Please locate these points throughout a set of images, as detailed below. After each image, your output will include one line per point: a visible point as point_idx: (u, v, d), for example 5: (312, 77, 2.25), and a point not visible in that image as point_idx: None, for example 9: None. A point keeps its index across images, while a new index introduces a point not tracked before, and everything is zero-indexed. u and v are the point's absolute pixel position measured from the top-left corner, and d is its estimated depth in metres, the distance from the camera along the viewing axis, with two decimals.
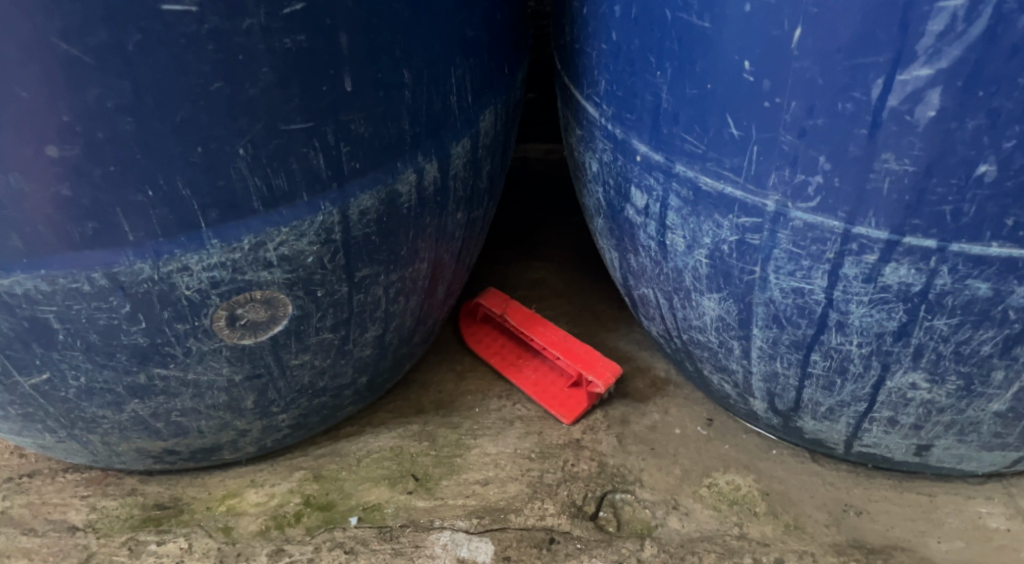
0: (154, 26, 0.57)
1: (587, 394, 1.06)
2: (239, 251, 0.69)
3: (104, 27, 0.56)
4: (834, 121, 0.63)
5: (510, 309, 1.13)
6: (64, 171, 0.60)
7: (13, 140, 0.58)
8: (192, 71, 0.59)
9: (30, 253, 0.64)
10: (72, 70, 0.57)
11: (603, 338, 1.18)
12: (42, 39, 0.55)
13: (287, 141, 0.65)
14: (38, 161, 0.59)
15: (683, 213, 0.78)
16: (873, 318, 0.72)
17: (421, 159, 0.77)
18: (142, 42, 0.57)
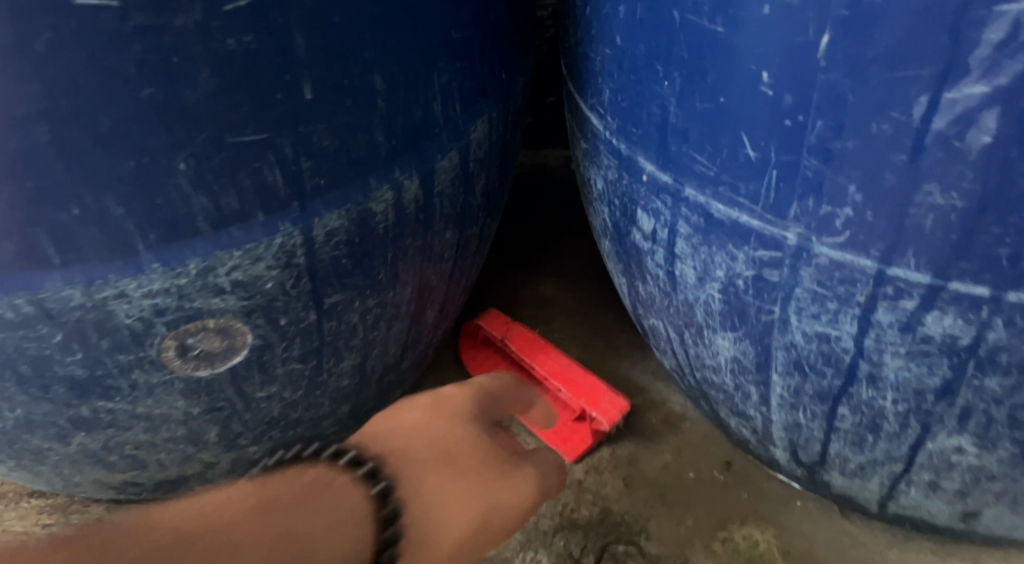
0: (68, 22, 0.49)
1: (591, 431, 0.97)
2: (185, 277, 0.61)
3: (10, 23, 0.49)
4: (868, 145, 0.53)
5: (513, 333, 1.04)
6: None
7: None
8: (117, 75, 0.52)
9: None
10: None
11: (616, 366, 1.09)
12: None
13: (236, 154, 0.57)
14: None
15: (693, 242, 0.69)
16: (911, 373, 0.62)
17: (399, 175, 0.68)
18: (55, 41, 0.50)
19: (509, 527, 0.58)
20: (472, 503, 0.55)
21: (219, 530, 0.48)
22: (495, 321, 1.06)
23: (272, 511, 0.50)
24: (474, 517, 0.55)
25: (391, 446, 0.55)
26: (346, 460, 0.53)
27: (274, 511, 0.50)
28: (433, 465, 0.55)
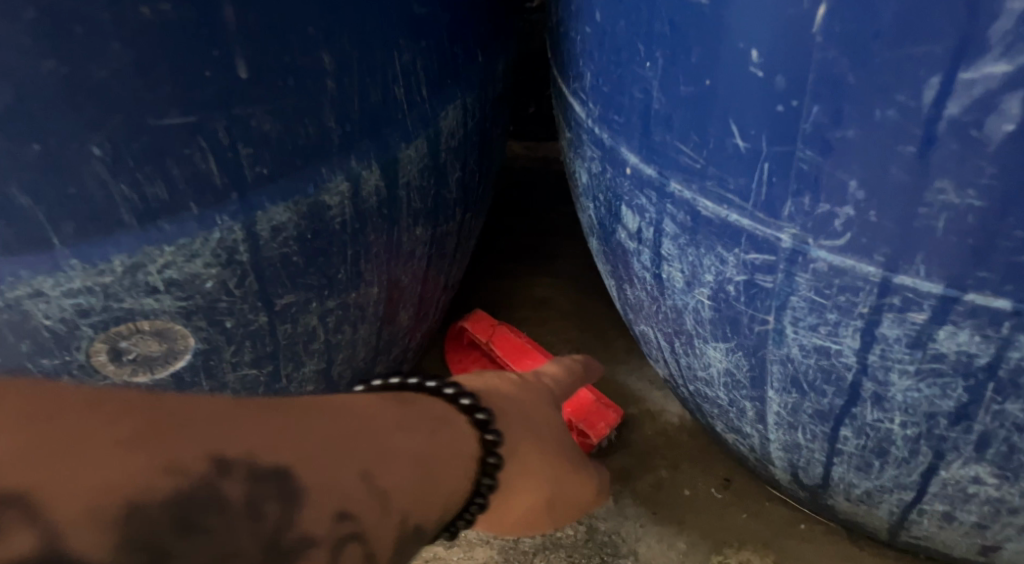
0: None
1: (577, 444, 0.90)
2: (109, 275, 0.56)
3: None
4: (871, 134, 0.46)
5: (497, 338, 0.97)
6: None
7: None
8: (10, 45, 0.46)
9: None
10: None
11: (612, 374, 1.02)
12: None
13: (159, 139, 0.51)
14: None
15: (680, 242, 0.62)
16: (920, 394, 0.55)
17: (355, 164, 0.62)
18: None
19: (546, 518, 0.65)
20: (549, 476, 0.62)
21: (331, 437, 0.43)
22: (478, 325, 0.99)
23: (369, 436, 0.46)
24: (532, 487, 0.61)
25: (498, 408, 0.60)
26: (466, 404, 0.56)
27: (413, 428, 0.50)
28: (527, 432, 0.60)
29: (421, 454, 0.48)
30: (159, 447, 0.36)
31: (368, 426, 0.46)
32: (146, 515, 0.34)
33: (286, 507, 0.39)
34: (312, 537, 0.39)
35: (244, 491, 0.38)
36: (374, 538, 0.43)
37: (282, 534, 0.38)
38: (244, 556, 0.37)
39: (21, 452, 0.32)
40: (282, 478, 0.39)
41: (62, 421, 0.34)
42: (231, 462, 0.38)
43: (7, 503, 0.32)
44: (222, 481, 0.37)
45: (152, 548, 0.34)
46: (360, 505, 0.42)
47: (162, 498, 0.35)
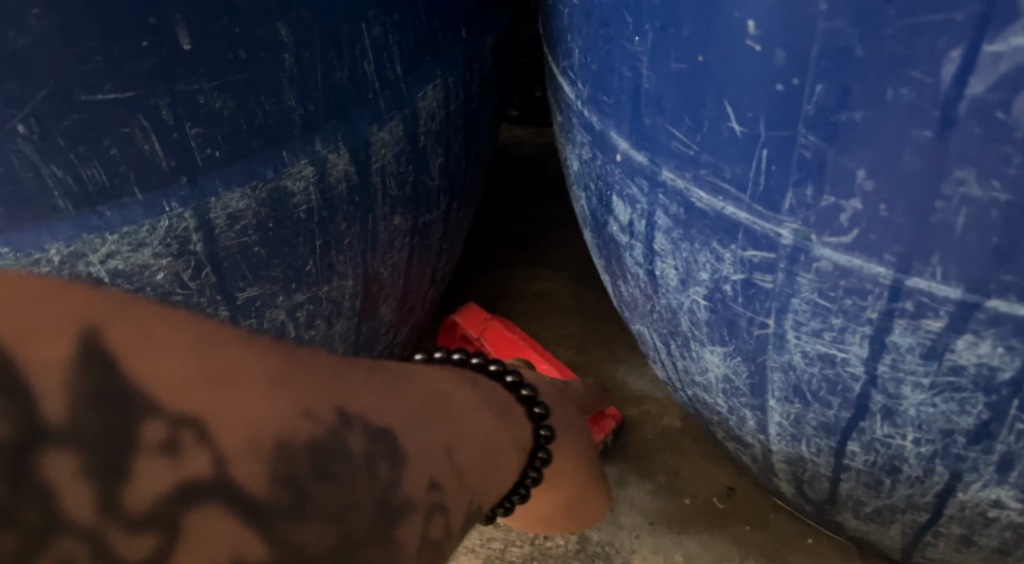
0: None
1: None
2: (46, 265, 0.51)
3: None
4: (880, 116, 0.40)
5: (489, 333, 0.92)
6: None
7: None
8: None
9: None
10: None
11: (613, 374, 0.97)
12: None
13: (92, 116, 0.47)
14: None
15: (673, 237, 0.56)
16: (935, 410, 0.49)
17: (321, 147, 0.57)
18: None
19: (554, 510, 0.70)
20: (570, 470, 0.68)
21: (420, 411, 0.44)
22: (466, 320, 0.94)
23: (450, 416, 0.48)
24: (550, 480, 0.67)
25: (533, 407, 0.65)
26: (524, 394, 0.61)
27: (482, 414, 0.53)
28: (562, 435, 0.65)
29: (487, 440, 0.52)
30: (296, 390, 0.37)
31: (447, 404, 0.49)
32: (287, 454, 0.35)
33: (395, 468, 0.40)
34: (412, 500, 0.41)
35: (367, 447, 0.39)
36: (453, 510, 0.44)
37: (394, 492, 0.39)
38: (364, 510, 0.38)
39: (187, 377, 0.33)
40: (393, 441, 0.40)
41: (213, 351, 0.35)
42: (355, 417, 0.39)
43: (179, 424, 0.32)
44: (348, 434, 0.38)
45: (293, 488, 0.35)
46: (447, 478, 0.44)
47: (303, 441, 0.36)
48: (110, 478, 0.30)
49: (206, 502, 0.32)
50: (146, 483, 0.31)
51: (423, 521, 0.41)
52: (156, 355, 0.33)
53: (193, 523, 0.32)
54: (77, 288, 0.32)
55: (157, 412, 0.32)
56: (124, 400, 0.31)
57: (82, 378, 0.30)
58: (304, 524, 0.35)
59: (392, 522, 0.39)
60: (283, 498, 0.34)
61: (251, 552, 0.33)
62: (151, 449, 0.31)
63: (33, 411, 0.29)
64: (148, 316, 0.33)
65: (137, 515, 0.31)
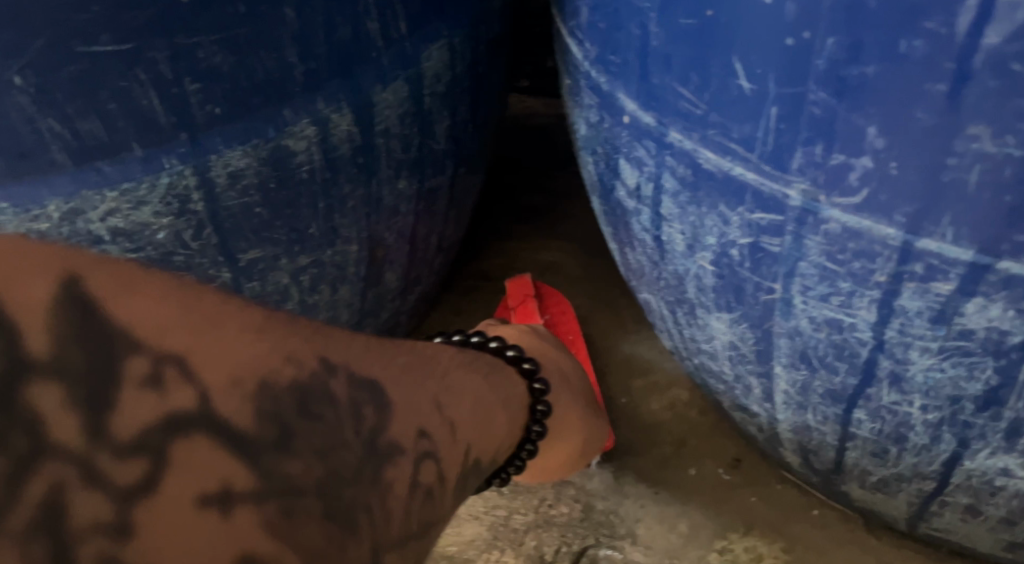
0: None
1: None
2: (46, 221, 0.51)
3: None
4: (892, 69, 0.39)
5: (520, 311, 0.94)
6: None
7: None
8: None
9: None
10: None
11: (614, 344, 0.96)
12: None
13: (90, 69, 0.46)
14: None
15: (680, 200, 0.55)
16: (944, 375, 0.48)
17: (323, 107, 0.56)
18: None
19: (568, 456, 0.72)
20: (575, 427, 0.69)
21: (406, 367, 0.45)
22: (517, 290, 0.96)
23: (438, 378, 0.48)
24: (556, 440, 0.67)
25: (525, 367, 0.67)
26: (511, 354, 0.64)
27: (475, 374, 0.55)
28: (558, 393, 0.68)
29: (488, 391, 0.55)
30: (274, 338, 0.36)
31: (439, 367, 0.50)
32: (272, 395, 0.34)
33: (382, 413, 0.39)
34: (398, 444, 0.40)
35: (351, 393, 0.38)
36: (441, 457, 0.44)
37: (382, 436, 0.39)
38: (351, 449, 0.37)
39: (168, 319, 0.32)
40: (377, 389, 0.40)
41: (184, 299, 0.34)
42: (338, 366, 0.38)
43: (159, 359, 0.31)
44: (332, 378, 0.37)
45: (278, 425, 0.34)
46: (437, 430, 0.44)
47: (285, 383, 0.35)
48: (94, 405, 0.29)
49: (191, 432, 0.31)
50: (131, 414, 0.30)
51: (409, 466, 0.41)
52: (133, 300, 0.32)
53: (180, 453, 0.31)
54: (46, 244, 0.31)
55: (137, 345, 0.31)
56: (101, 335, 0.30)
57: (62, 317, 0.29)
58: (291, 458, 0.34)
59: (381, 464, 0.39)
60: (270, 433, 0.34)
61: (240, 484, 0.32)
62: (134, 381, 0.30)
63: (13, 342, 0.28)
64: (123, 270, 0.33)
65: (125, 441, 0.29)
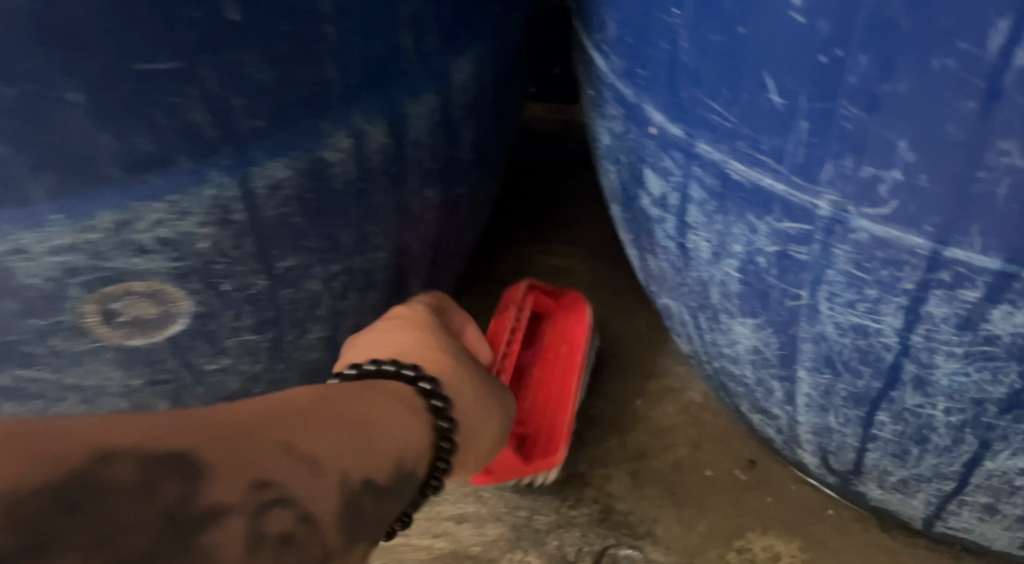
0: None
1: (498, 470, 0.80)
2: (96, 232, 0.52)
3: None
4: (924, 86, 0.41)
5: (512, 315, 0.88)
6: None
7: None
8: None
9: None
10: None
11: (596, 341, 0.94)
12: None
13: (144, 85, 0.47)
14: None
15: (707, 209, 0.57)
16: (968, 379, 0.50)
17: (359, 119, 0.58)
18: None
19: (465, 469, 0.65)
20: (496, 418, 0.66)
21: (237, 424, 0.42)
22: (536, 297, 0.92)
23: (298, 420, 0.45)
24: (481, 441, 0.64)
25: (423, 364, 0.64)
26: (405, 373, 0.60)
27: (346, 403, 0.51)
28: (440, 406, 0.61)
29: (355, 409, 0.51)
30: (41, 444, 0.34)
31: (303, 409, 0.47)
32: (32, 499, 0.32)
33: (188, 484, 0.37)
34: (228, 506, 0.38)
35: (137, 474, 0.36)
36: (304, 501, 0.41)
37: (196, 504, 0.37)
38: (147, 529, 0.35)
39: None
40: (184, 462, 0.37)
41: None
42: (119, 451, 0.36)
43: None
44: (107, 466, 0.35)
45: (42, 529, 0.32)
46: (288, 473, 0.41)
47: (47, 484, 0.33)
48: None
49: None
50: None
51: (249, 521, 0.38)
52: None
53: None
54: None
55: None
56: None
57: None
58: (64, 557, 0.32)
59: (196, 531, 0.36)
60: (30, 541, 0.31)
61: None
62: None
63: None
64: None
65: None
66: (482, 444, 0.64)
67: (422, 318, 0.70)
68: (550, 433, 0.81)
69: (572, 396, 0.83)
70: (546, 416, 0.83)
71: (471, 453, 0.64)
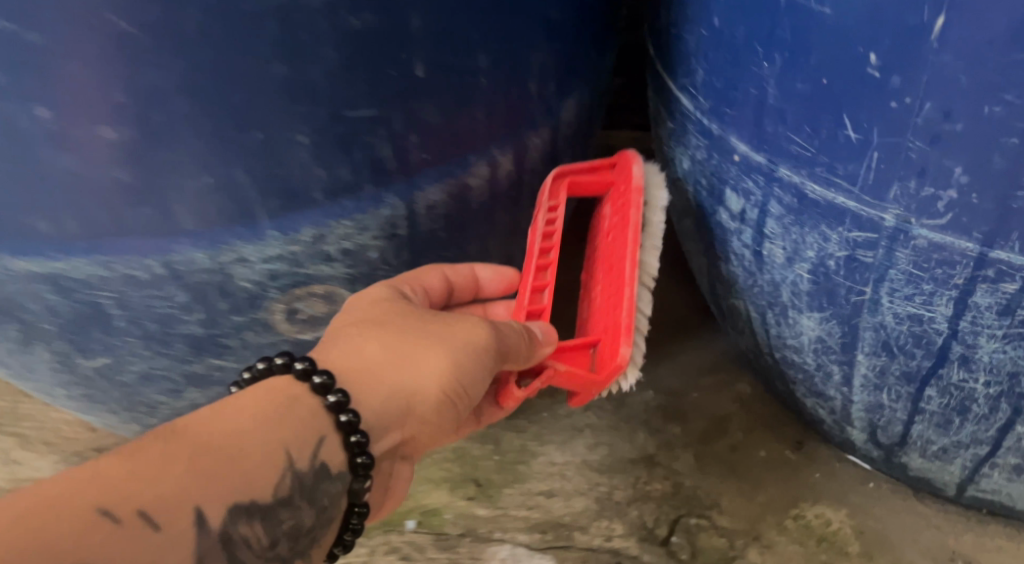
0: (216, 3, 0.51)
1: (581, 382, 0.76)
2: (299, 244, 0.64)
3: (162, 5, 0.50)
4: (977, 127, 0.54)
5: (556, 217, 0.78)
6: (122, 154, 0.55)
7: (68, 121, 0.54)
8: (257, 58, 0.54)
9: (89, 238, 0.60)
10: (128, 49, 0.51)
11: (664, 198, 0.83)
12: (98, 12, 0.50)
13: (352, 128, 0.60)
14: (94, 143, 0.55)
15: (784, 222, 0.69)
16: (1005, 355, 0.63)
17: (495, 151, 0.70)
18: (202, 22, 0.52)
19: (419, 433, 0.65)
20: (426, 384, 0.63)
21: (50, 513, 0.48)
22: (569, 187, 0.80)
23: (126, 475, 0.51)
24: (423, 387, 0.63)
25: (338, 352, 0.63)
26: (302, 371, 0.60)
27: (191, 436, 0.54)
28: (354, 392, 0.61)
29: (236, 420, 0.56)
30: None
31: (134, 454, 0.52)
32: None
33: None
34: None
35: None
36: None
37: None
38: None
39: None
40: None
41: None
42: None
43: None
44: None
45: None
46: (113, 546, 0.48)
47: None
48: None
49: None
50: None
51: None
52: None
53: None
54: None
55: None
56: None
57: None
58: None
59: None
60: None
61: None
62: None
63: None
64: None
65: None
66: (432, 391, 0.64)
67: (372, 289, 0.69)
68: (614, 331, 0.73)
69: (627, 280, 0.74)
70: (607, 318, 0.75)
71: (422, 400, 0.64)
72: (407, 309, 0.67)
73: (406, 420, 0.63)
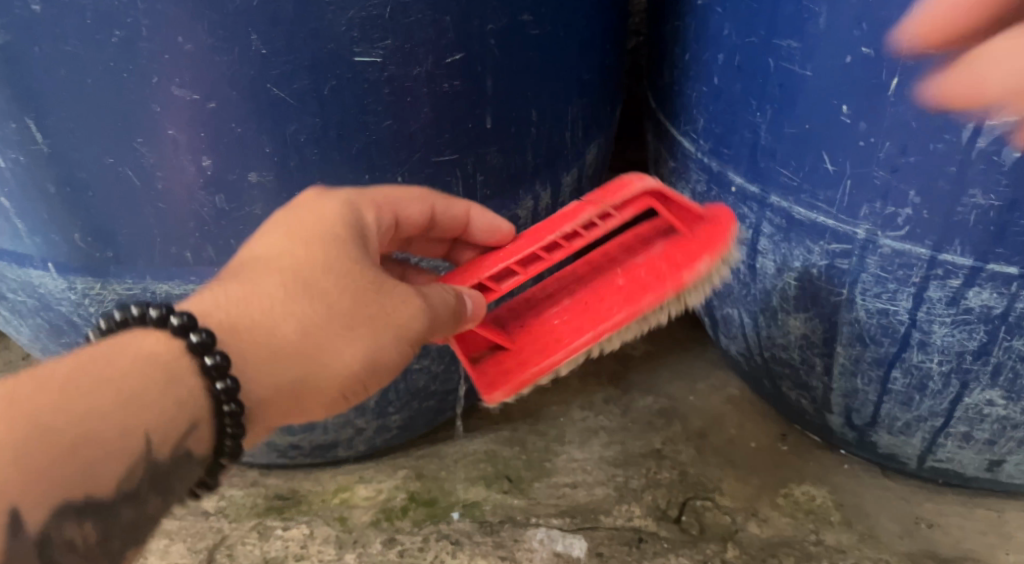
0: (347, 73, 0.66)
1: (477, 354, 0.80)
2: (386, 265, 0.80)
3: (308, 75, 0.65)
4: (925, 159, 0.71)
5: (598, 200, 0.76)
6: (262, 194, 0.70)
7: (224, 167, 0.68)
8: (372, 115, 0.69)
9: (223, 264, 0.74)
10: (280, 110, 0.66)
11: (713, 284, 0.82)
12: (260, 84, 0.65)
13: (436, 171, 0.75)
14: (241, 185, 0.69)
15: (775, 240, 0.85)
16: (954, 338, 0.79)
17: (539, 187, 0.85)
18: (336, 87, 0.66)
19: (300, 412, 0.66)
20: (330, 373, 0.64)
21: None
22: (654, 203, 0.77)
23: None
24: (326, 377, 0.64)
25: (271, 307, 0.63)
26: (201, 346, 0.59)
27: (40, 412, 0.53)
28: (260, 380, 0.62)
29: (93, 405, 0.54)
30: None
31: None
32: None
33: None
34: None
35: None
36: None
37: None
38: None
39: None
40: None
41: None
42: None
43: None
44: None
45: None
46: None
47: None
48: None
49: None
50: None
51: None
52: None
53: None
54: None
55: None
56: None
57: None
58: None
59: None
60: None
61: None
62: None
63: None
64: None
65: None
66: (334, 377, 0.65)
67: (333, 209, 0.68)
68: (519, 368, 0.77)
69: (568, 346, 0.76)
70: (532, 347, 0.78)
71: (321, 387, 0.65)
72: (348, 276, 0.65)
73: (293, 405, 0.65)
